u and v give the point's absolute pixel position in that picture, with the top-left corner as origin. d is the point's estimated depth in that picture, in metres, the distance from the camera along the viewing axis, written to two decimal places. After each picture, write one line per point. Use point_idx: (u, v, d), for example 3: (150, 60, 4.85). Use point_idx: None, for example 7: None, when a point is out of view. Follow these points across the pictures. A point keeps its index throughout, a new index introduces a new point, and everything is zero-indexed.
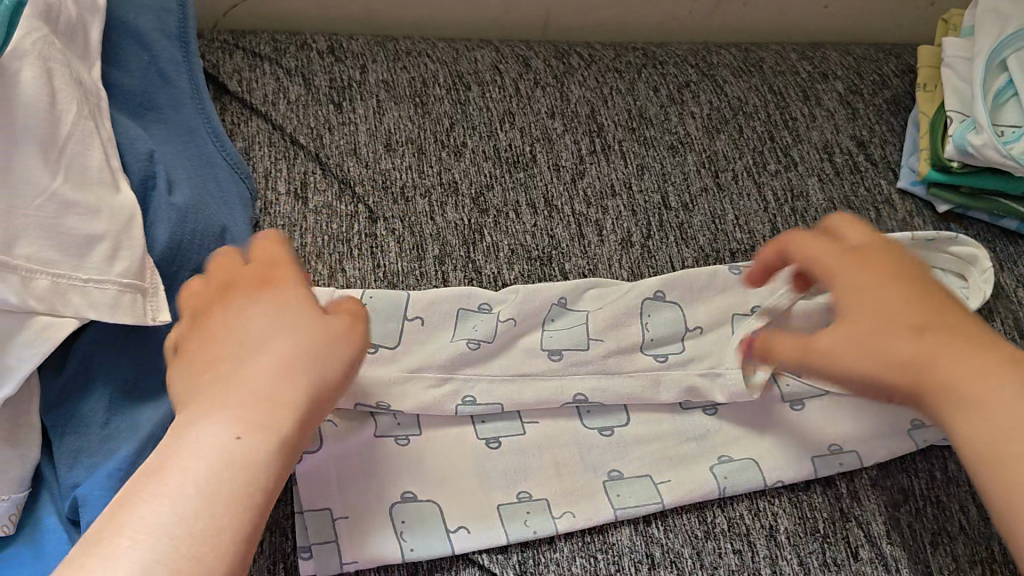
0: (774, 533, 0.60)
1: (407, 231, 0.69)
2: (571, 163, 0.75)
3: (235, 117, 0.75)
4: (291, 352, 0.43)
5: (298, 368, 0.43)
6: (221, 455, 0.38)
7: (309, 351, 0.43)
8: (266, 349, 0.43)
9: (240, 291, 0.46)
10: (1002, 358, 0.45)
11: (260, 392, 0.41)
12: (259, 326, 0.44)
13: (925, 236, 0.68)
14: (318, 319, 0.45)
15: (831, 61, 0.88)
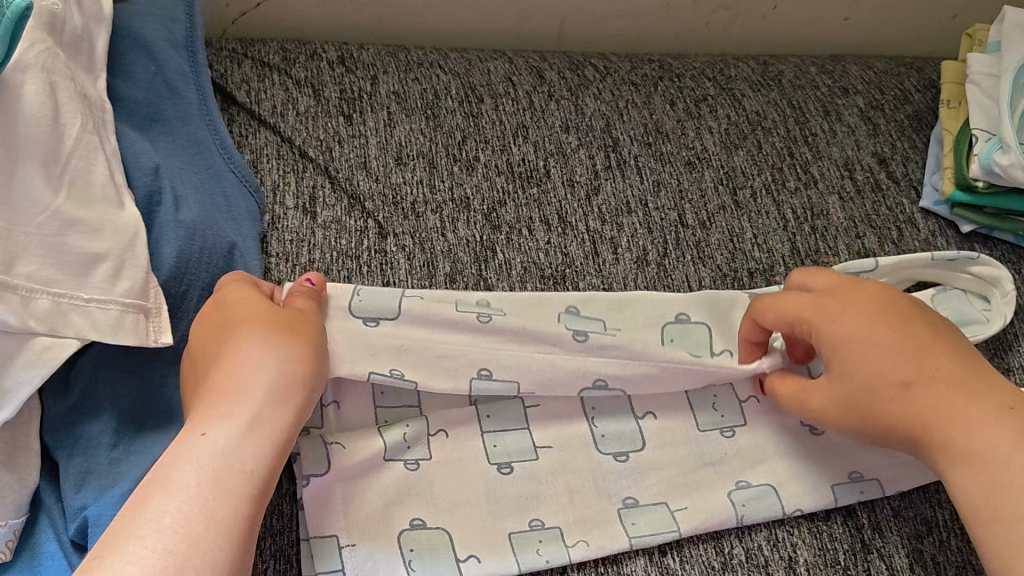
0: (794, 565, 0.58)
1: (418, 246, 0.68)
2: (585, 178, 0.74)
3: (243, 128, 0.73)
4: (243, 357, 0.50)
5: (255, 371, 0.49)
6: (204, 456, 0.43)
7: (281, 356, 0.50)
8: (243, 366, 0.49)
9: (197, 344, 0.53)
10: (991, 405, 0.52)
11: (242, 397, 0.47)
12: (236, 349, 0.51)
13: (948, 255, 0.66)
14: (288, 333, 0.52)
15: (851, 74, 0.86)
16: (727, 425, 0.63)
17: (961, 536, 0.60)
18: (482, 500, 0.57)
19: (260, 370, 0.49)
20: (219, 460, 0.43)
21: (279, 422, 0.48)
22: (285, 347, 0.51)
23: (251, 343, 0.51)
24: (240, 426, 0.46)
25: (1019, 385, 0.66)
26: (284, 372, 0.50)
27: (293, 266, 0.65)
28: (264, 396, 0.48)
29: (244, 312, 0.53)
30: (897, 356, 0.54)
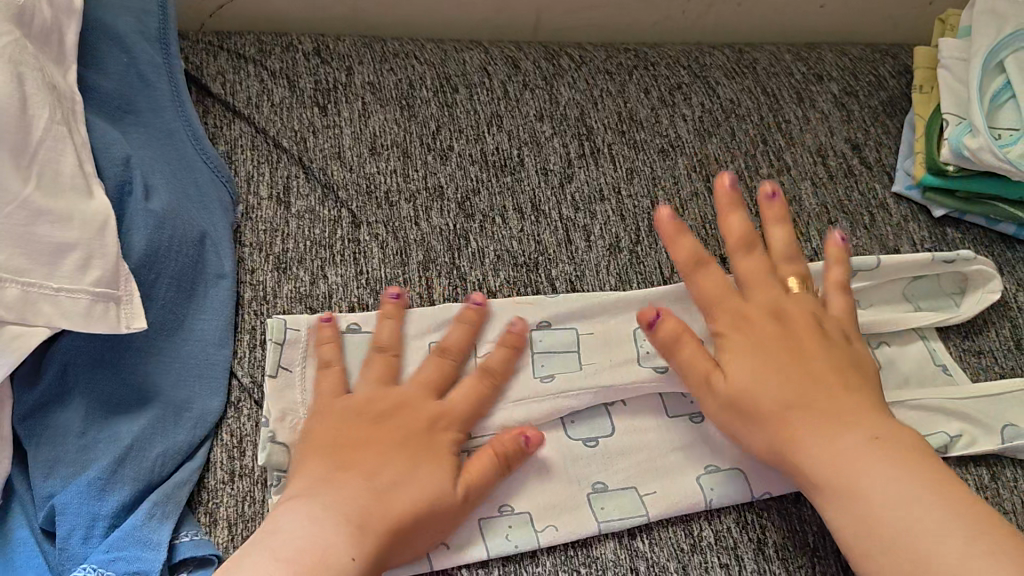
0: (762, 547, 0.58)
1: (391, 236, 0.68)
2: (558, 167, 0.74)
3: (218, 120, 0.74)
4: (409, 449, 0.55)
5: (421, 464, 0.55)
6: (299, 558, 0.48)
7: (417, 461, 0.54)
8: (382, 440, 0.55)
9: (417, 404, 0.57)
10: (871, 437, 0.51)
11: (367, 483, 0.52)
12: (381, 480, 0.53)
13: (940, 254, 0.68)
14: (422, 467, 0.54)
15: (827, 61, 0.86)
16: (698, 412, 0.63)
17: None
18: None
19: (389, 471, 0.53)
20: (321, 564, 0.48)
21: (381, 536, 0.50)
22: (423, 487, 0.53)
23: (412, 425, 0.56)
24: (345, 533, 0.49)
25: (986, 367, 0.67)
26: (427, 472, 0.54)
27: (267, 256, 0.66)
28: (386, 498, 0.52)
29: (448, 408, 0.58)
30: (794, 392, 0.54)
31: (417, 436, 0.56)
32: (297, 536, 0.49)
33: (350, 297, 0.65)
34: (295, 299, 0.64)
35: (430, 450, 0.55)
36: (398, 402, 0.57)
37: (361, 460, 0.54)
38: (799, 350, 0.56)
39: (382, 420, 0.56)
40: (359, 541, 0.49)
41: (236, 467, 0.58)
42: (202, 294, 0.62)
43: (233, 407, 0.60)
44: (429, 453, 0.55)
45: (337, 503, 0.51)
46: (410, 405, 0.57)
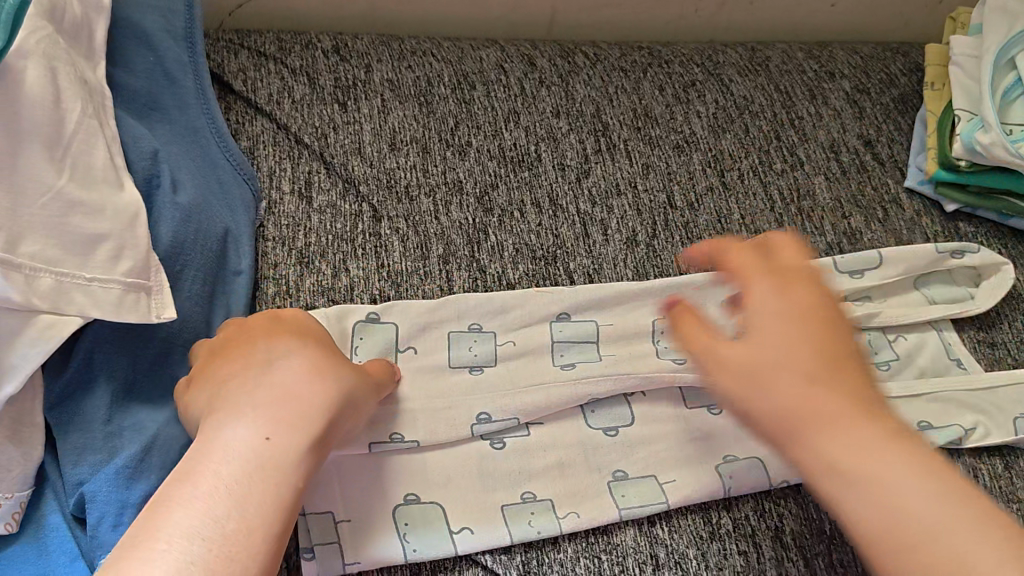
0: (780, 534, 0.59)
1: (411, 229, 0.69)
2: (575, 162, 0.75)
3: (240, 116, 0.75)
4: (277, 335, 0.53)
5: (290, 334, 0.53)
6: (232, 452, 0.44)
7: (312, 356, 0.50)
8: (260, 351, 0.51)
9: (250, 318, 0.55)
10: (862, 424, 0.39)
11: (266, 385, 0.48)
12: (264, 356, 0.50)
13: (951, 247, 0.69)
14: (295, 336, 0.52)
15: (838, 59, 0.87)
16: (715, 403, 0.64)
17: None
18: None
19: (265, 350, 0.51)
20: (257, 467, 0.43)
21: (304, 392, 0.48)
22: (305, 345, 0.51)
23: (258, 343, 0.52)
24: (262, 408, 0.46)
25: (1001, 358, 0.68)
26: (315, 362, 0.50)
27: (289, 250, 0.67)
28: (282, 389, 0.47)
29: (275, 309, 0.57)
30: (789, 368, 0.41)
31: (292, 339, 0.52)
32: (224, 438, 0.44)
33: (372, 289, 0.66)
34: (318, 292, 0.65)
35: (301, 331, 0.54)
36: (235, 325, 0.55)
37: (236, 360, 0.51)
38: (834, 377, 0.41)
39: (228, 341, 0.54)
40: (282, 407, 0.46)
41: None
42: (226, 289, 0.64)
43: None
44: (293, 330, 0.54)
45: (244, 410, 0.46)
46: (245, 321, 0.55)
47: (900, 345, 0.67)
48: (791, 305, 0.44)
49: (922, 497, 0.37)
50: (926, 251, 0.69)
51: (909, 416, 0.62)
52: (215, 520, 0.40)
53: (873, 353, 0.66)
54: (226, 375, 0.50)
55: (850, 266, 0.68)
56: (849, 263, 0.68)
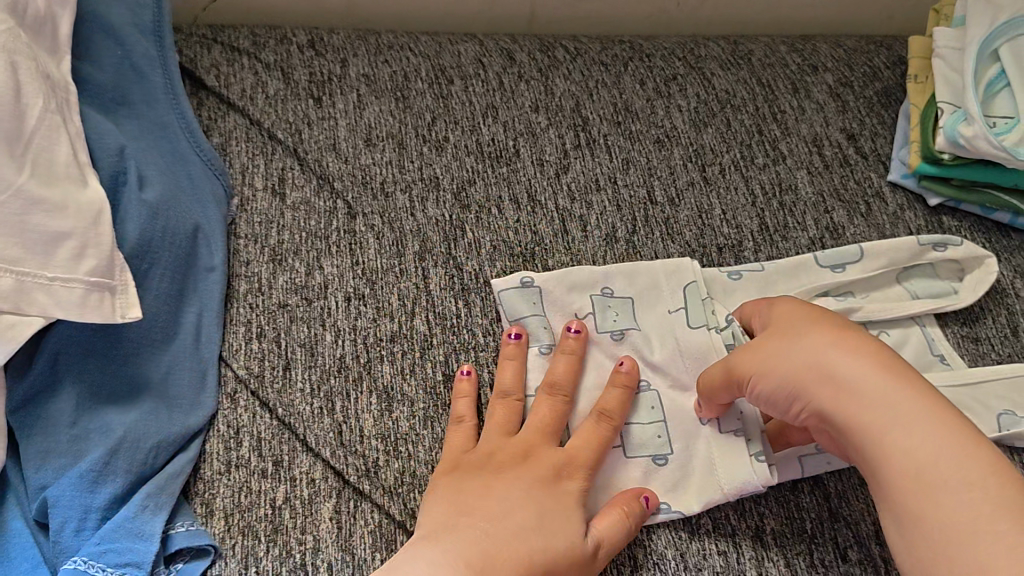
0: (760, 534, 0.58)
1: (387, 226, 0.69)
2: (554, 157, 0.74)
3: (212, 112, 0.74)
4: (522, 504, 0.53)
5: (537, 491, 0.54)
6: None
7: (547, 521, 0.52)
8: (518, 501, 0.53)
9: (538, 447, 0.57)
10: (961, 452, 0.46)
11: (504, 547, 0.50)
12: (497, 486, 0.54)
13: (930, 240, 0.68)
14: (539, 502, 0.53)
15: (821, 52, 0.86)
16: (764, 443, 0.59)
17: None
18: None
19: (494, 524, 0.51)
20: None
21: None
22: (530, 513, 0.52)
23: (520, 480, 0.54)
24: None
25: (988, 353, 0.67)
26: (533, 492, 0.54)
27: (262, 248, 0.67)
28: (508, 555, 0.50)
29: (571, 457, 0.56)
30: (875, 404, 0.49)
31: (512, 494, 0.53)
32: None
33: (346, 288, 0.65)
34: (290, 291, 0.65)
35: (565, 523, 0.53)
36: (518, 450, 0.57)
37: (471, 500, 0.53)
38: (896, 404, 0.48)
39: (493, 474, 0.55)
40: None
41: (233, 458, 0.58)
42: (194, 288, 0.63)
43: (229, 399, 0.60)
44: (556, 506, 0.54)
45: None
46: (536, 451, 0.57)
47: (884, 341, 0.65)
48: (876, 387, 0.49)
49: (966, 510, 0.44)
50: (904, 244, 0.68)
51: None
52: None
53: None
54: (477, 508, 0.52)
55: (831, 261, 0.67)
56: (828, 259, 0.67)
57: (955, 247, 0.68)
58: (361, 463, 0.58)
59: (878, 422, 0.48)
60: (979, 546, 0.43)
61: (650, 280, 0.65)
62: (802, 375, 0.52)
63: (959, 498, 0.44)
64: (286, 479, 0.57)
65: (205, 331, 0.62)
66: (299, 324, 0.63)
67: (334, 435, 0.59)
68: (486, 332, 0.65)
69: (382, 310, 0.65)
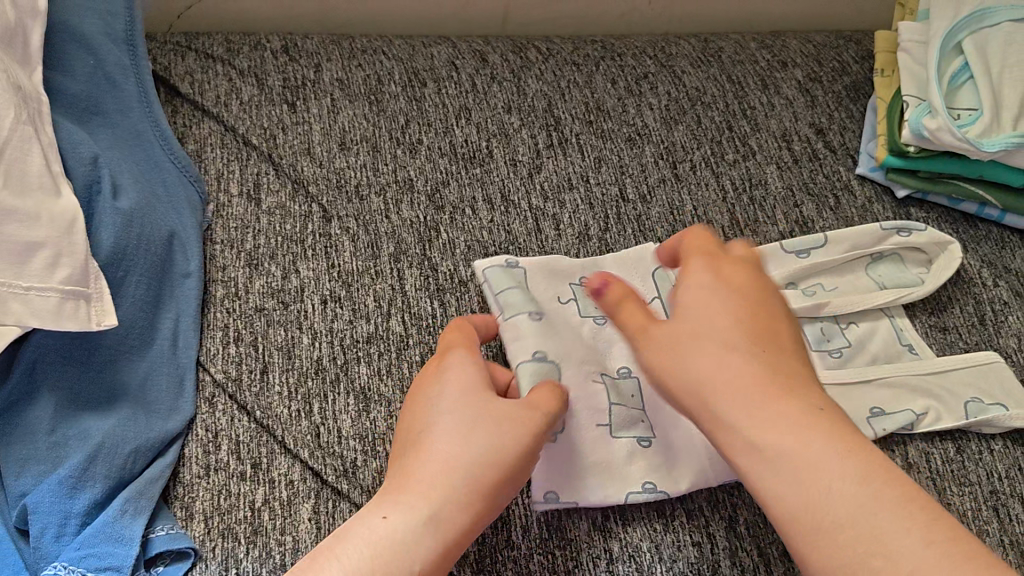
0: (734, 524, 0.59)
1: (362, 228, 0.69)
2: (527, 157, 0.75)
3: (187, 119, 0.74)
4: (416, 411, 0.53)
5: (422, 390, 0.54)
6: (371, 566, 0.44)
7: (448, 395, 0.52)
8: (417, 417, 0.52)
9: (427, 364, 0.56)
10: (821, 431, 0.44)
11: (419, 460, 0.49)
12: (403, 415, 0.54)
13: (897, 224, 0.70)
14: (431, 392, 0.53)
15: (791, 48, 0.87)
16: None
17: None
18: None
19: (403, 444, 0.51)
20: (389, 546, 0.45)
21: (433, 491, 0.47)
22: (429, 404, 0.52)
23: (415, 401, 0.53)
24: (405, 529, 0.46)
25: (957, 342, 0.68)
26: (429, 387, 0.53)
27: (238, 252, 0.67)
28: (410, 462, 0.49)
29: (453, 346, 0.56)
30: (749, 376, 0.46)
31: (410, 410, 0.53)
32: (354, 545, 0.45)
33: (322, 291, 0.66)
34: (267, 295, 0.66)
35: (464, 388, 0.52)
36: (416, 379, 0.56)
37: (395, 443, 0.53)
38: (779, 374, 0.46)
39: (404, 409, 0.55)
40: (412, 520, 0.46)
41: (212, 461, 0.59)
42: (171, 295, 0.63)
43: (208, 404, 0.61)
44: (450, 379, 0.53)
45: (369, 516, 0.47)
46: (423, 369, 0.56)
47: (852, 333, 0.66)
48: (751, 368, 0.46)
49: (846, 483, 0.42)
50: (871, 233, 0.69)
51: (863, 405, 0.62)
52: None
53: (826, 341, 0.65)
54: (398, 443, 0.53)
55: (796, 247, 0.68)
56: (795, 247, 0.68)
57: (918, 233, 0.69)
58: (340, 464, 0.59)
59: (755, 406, 0.45)
60: (856, 539, 0.40)
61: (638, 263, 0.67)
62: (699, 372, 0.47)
63: (842, 473, 0.42)
64: (264, 482, 0.58)
65: (183, 337, 0.62)
66: (276, 328, 0.64)
67: (313, 438, 0.60)
68: None
69: (358, 312, 0.65)
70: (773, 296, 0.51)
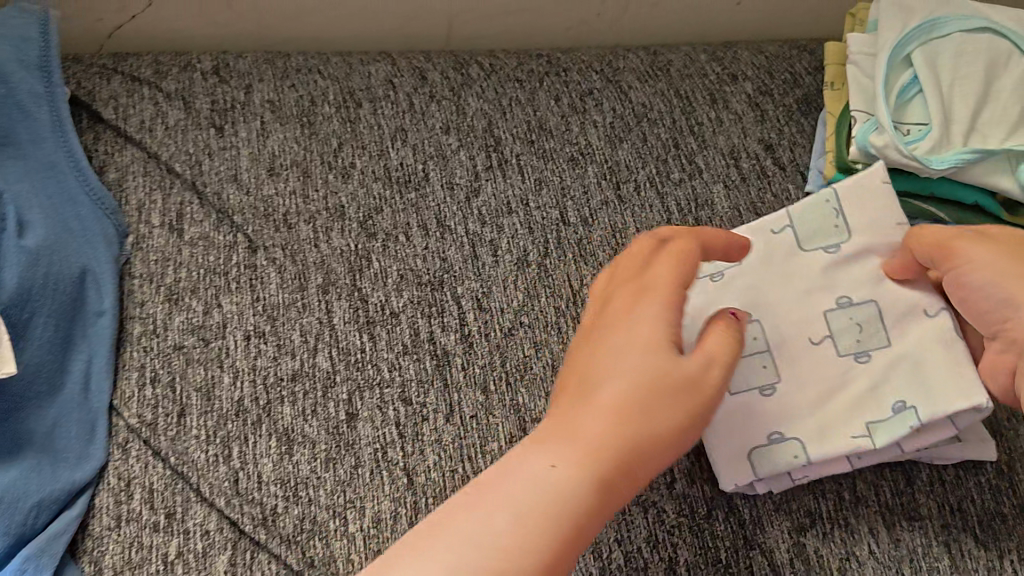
0: (674, 566, 0.56)
1: (289, 259, 0.66)
2: (465, 180, 0.72)
3: (109, 146, 0.71)
4: (590, 332, 0.48)
5: (601, 313, 0.49)
6: (523, 511, 0.39)
7: (625, 353, 0.45)
8: (591, 343, 0.47)
9: (616, 285, 0.49)
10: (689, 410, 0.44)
11: (595, 396, 0.44)
12: (580, 337, 0.48)
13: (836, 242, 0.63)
14: (602, 321, 0.48)
15: (742, 60, 0.84)
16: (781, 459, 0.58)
17: (845, 526, 0.59)
18: (348, 524, 0.57)
19: (575, 366, 0.47)
20: (549, 503, 0.40)
21: (598, 460, 0.41)
22: (599, 333, 0.47)
23: (596, 331, 0.47)
24: (567, 471, 0.41)
25: None
26: (607, 304, 0.49)
27: (157, 287, 0.64)
28: (570, 398, 0.45)
29: (642, 283, 0.48)
30: (637, 382, 0.43)
31: (578, 334, 0.49)
32: (514, 479, 0.41)
33: (246, 326, 0.63)
34: (187, 332, 0.63)
35: (644, 327, 0.45)
36: (602, 298, 0.50)
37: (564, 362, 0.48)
38: (674, 385, 0.44)
39: (582, 332, 0.49)
40: (582, 459, 0.41)
41: (123, 511, 0.56)
42: (82, 335, 0.61)
43: (121, 450, 0.58)
44: (622, 308, 0.47)
45: (528, 453, 0.42)
46: (608, 297, 0.49)
47: None
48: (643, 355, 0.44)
49: None
50: (819, 202, 0.63)
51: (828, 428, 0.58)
52: (480, 552, 0.38)
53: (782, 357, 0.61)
54: (574, 354, 0.48)
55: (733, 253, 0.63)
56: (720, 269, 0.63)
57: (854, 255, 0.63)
58: (258, 512, 0.56)
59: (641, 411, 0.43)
60: None
61: (870, 192, 0.62)
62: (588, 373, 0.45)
63: None
64: (178, 533, 0.55)
65: (95, 380, 0.60)
66: (195, 368, 0.61)
67: (231, 484, 0.57)
68: (392, 367, 0.63)
69: (283, 348, 0.63)
70: (654, 289, 0.47)
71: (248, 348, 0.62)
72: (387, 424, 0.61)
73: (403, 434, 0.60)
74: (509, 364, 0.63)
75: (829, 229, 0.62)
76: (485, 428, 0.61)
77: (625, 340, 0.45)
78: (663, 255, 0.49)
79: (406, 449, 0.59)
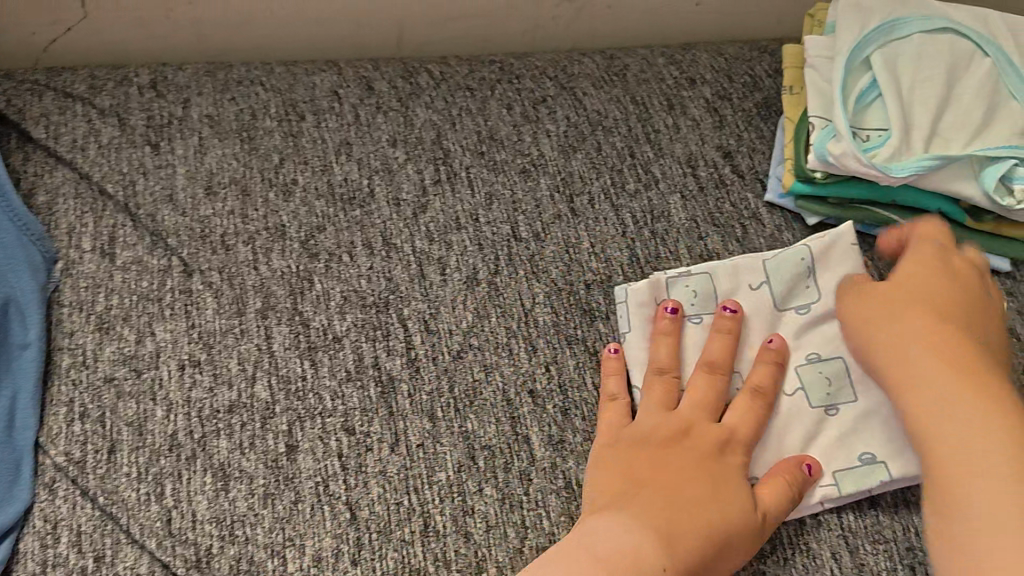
0: None
1: (226, 283, 0.64)
2: (412, 196, 0.70)
3: (39, 167, 0.68)
4: (659, 432, 0.58)
5: (679, 441, 0.57)
6: (615, 565, 0.51)
7: (712, 485, 0.55)
8: (660, 434, 0.57)
9: (699, 420, 0.58)
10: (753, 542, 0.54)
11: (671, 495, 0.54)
12: (651, 455, 0.57)
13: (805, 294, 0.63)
14: (667, 413, 0.59)
15: (701, 63, 0.82)
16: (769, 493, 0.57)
17: (806, 551, 0.56)
18: (287, 563, 0.54)
19: (660, 485, 0.55)
20: (633, 572, 0.50)
21: (685, 555, 0.51)
22: (679, 450, 0.57)
23: (669, 442, 0.57)
24: (652, 548, 0.51)
25: None
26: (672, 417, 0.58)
27: (87, 316, 0.62)
28: (649, 497, 0.54)
29: (731, 434, 0.57)
30: (713, 507, 0.53)
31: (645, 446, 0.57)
32: (609, 550, 0.51)
33: (180, 354, 0.61)
34: (118, 362, 0.60)
35: (714, 460, 0.56)
36: (682, 431, 0.57)
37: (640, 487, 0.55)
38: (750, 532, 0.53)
39: (652, 451, 0.57)
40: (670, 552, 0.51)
41: (49, 556, 0.53)
42: (5, 370, 0.58)
43: (46, 490, 0.55)
44: (702, 437, 0.57)
45: (619, 528, 0.52)
46: (696, 428, 0.58)
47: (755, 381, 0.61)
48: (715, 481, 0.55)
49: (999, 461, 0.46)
50: (793, 259, 0.63)
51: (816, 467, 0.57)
52: None
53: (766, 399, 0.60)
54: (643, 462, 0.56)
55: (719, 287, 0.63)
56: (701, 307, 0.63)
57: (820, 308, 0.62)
58: (191, 553, 0.54)
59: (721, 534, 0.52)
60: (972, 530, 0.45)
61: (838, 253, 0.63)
62: (680, 504, 0.53)
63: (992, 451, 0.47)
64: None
65: (19, 416, 0.57)
66: (126, 401, 0.59)
67: (162, 524, 0.54)
68: (334, 395, 0.60)
69: (219, 377, 0.60)
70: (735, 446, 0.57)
71: (182, 378, 0.60)
72: (328, 456, 0.57)
73: (346, 466, 0.57)
74: (457, 389, 0.61)
75: (799, 288, 0.63)
76: (431, 457, 0.58)
77: (699, 469, 0.55)
78: (752, 411, 0.58)
79: (349, 482, 0.56)
